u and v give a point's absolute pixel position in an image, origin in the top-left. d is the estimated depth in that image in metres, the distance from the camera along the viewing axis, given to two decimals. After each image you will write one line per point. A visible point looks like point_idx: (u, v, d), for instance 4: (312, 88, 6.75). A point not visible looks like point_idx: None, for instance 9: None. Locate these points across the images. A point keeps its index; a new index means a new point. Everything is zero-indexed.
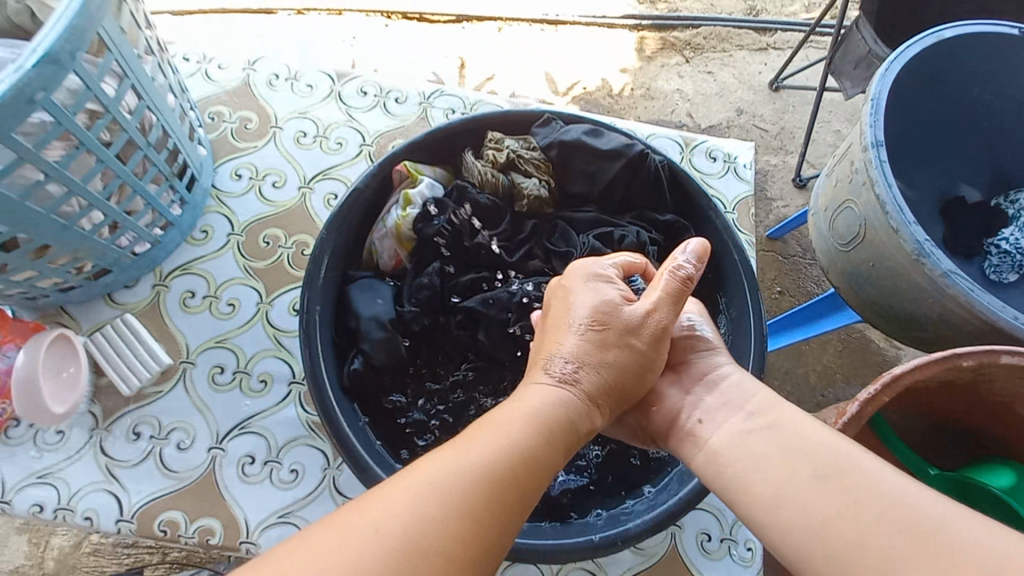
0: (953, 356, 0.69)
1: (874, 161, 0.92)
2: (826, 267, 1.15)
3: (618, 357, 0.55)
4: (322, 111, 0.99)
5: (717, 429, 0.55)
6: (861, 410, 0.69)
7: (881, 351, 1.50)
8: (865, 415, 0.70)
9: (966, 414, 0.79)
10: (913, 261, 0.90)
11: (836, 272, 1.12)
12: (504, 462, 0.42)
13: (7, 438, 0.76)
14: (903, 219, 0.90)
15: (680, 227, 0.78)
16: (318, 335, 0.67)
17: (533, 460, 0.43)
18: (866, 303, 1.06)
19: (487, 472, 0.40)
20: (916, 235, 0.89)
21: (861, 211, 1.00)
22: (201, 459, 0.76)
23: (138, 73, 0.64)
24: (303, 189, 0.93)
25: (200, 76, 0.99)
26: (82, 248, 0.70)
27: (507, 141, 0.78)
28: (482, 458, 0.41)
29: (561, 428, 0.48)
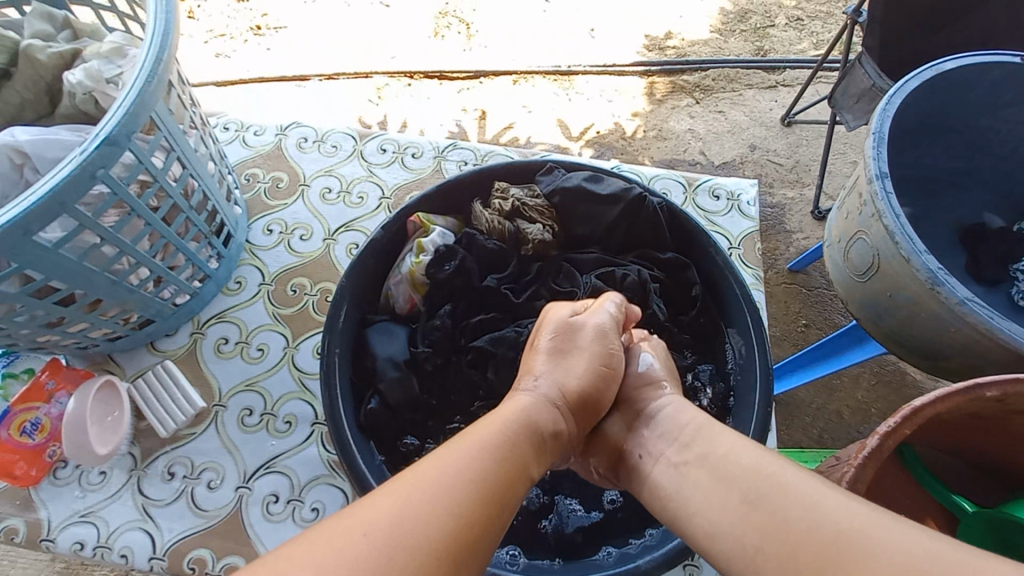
0: (977, 387, 0.67)
1: (880, 193, 0.94)
2: (844, 298, 1.14)
3: (579, 368, 0.63)
4: (345, 168, 1.07)
5: (661, 466, 0.56)
6: (881, 443, 0.67)
7: (915, 382, 1.45)
8: (886, 449, 0.68)
9: (1002, 446, 0.76)
10: (928, 290, 0.89)
11: (854, 303, 1.11)
12: (477, 466, 0.45)
13: (56, 479, 0.82)
14: (914, 249, 0.90)
15: (681, 264, 0.81)
16: (337, 373, 0.72)
17: (505, 461, 0.47)
18: (886, 333, 1.05)
19: (463, 477, 0.43)
20: (928, 264, 0.89)
21: (872, 242, 1.01)
22: (229, 498, 0.81)
23: (183, 147, 0.73)
24: (327, 240, 1.00)
25: (238, 141, 1.10)
26: (130, 301, 0.77)
27: (512, 190, 0.83)
28: (457, 464, 0.44)
29: (531, 439, 0.52)
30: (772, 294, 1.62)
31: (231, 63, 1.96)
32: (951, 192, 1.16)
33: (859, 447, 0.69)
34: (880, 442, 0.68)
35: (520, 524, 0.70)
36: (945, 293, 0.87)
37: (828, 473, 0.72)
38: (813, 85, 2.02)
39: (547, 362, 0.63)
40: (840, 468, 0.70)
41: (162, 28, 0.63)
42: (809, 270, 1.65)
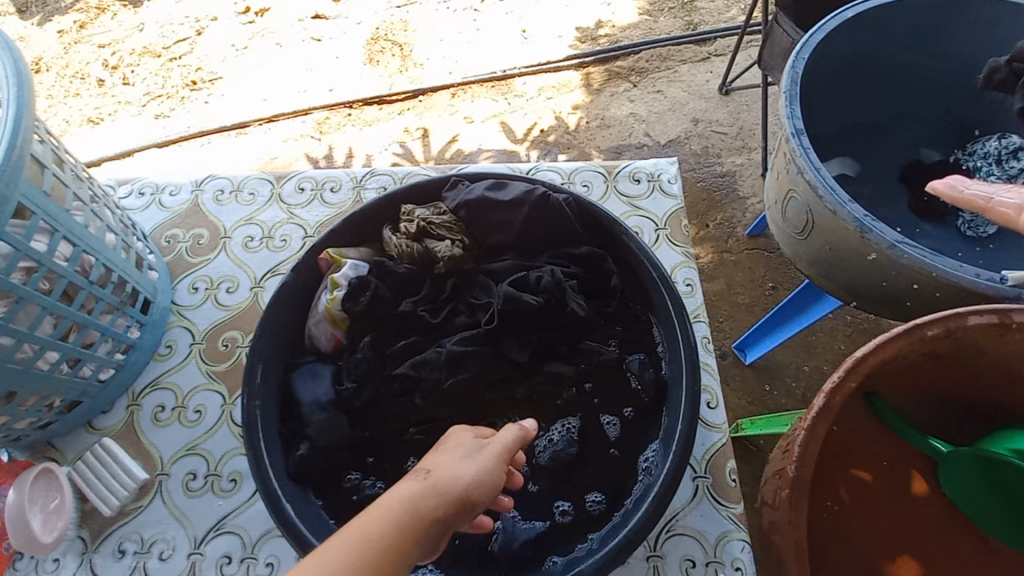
0: (914, 329, 0.67)
1: (797, 150, 0.93)
2: (792, 257, 1.13)
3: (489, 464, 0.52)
4: (266, 214, 1.06)
5: None
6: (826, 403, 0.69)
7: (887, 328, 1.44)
8: (835, 404, 0.70)
9: (970, 382, 0.75)
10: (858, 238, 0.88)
11: (802, 260, 1.10)
12: (398, 527, 0.41)
13: (15, 571, 0.80)
14: (838, 199, 0.90)
15: (596, 257, 0.80)
16: (259, 426, 0.71)
17: (426, 519, 0.43)
18: (835, 285, 1.04)
19: (372, 540, 0.40)
20: (854, 213, 0.89)
21: (804, 198, 1.00)
22: (182, 567, 0.79)
23: (70, 225, 0.72)
24: (255, 288, 0.99)
25: (155, 205, 1.08)
26: (46, 387, 0.76)
27: (417, 211, 0.82)
28: (377, 525, 0.41)
29: (462, 490, 0.48)
30: (735, 262, 1.61)
31: (170, 123, 1.95)
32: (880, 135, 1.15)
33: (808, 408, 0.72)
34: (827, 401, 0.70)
35: (467, 545, 0.69)
36: (874, 238, 0.86)
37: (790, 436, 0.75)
38: (745, 50, 2.03)
39: (448, 455, 0.51)
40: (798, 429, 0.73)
41: (13, 113, 0.62)
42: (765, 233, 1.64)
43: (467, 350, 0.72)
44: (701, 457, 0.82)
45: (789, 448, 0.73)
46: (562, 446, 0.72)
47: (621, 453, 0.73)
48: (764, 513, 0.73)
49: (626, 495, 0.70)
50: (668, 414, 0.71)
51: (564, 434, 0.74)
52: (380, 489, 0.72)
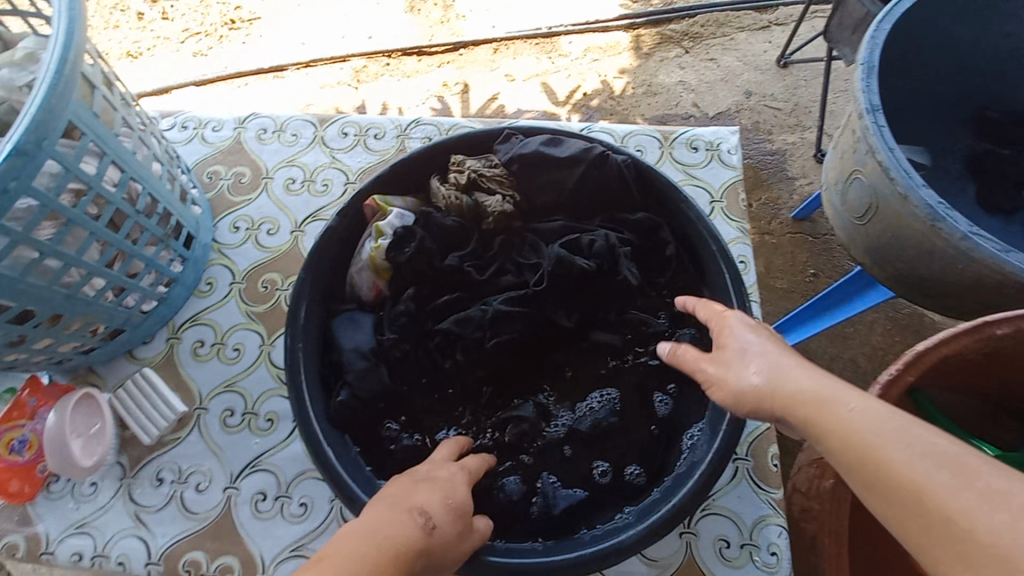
0: (983, 327, 0.68)
1: (872, 127, 0.86)
2: (847, 243, 1.08)
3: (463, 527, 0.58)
4: (308, 156, 1.04)
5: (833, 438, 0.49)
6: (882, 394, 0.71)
7: (932, 325, 1.38)
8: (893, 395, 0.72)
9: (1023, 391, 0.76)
10: (928, 227, 0.82)
11: (859, 247, 1.04)
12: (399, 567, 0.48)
13: (50, 494, 0.83)
14: (912, 183, 0.83)
15: (652, 225, 0.76)
16: (302, 368, 0.71)
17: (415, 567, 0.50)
18: (892, 275, 0.99)
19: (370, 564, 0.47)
20: (927, 199, 0.82)
21: (871, 181, 0.94)
22: (218, 499, 0.81)
23: (118, 150, 0.70)
24: (295, 232, 0.98)
25: (197, 140, 1.07)
26: (91, 313, 0.76)
27: (468, 162, 0.79)
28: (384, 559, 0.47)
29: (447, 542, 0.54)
30: (776, 245, 1.55)
31: (207, 62, 1.92)
32: (960, 119, 1.06)
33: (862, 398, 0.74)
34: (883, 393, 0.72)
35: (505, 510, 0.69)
36: (947, 228, 0.80)
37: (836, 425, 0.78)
38: (808, 20, 1.89)
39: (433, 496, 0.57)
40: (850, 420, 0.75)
41: (64, 29, 0.60)
42: (813, 217, 1.57)
43: (514, 311, 0.70)
44: (744, 439, 0.80)
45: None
46: (603, 415, 0.71)
47: (662, 429, 0.71)
48: (796, 499, 0.75)
49: (665, 472, 0.69)
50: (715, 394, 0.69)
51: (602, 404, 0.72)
52: (419, 441, 0.72)
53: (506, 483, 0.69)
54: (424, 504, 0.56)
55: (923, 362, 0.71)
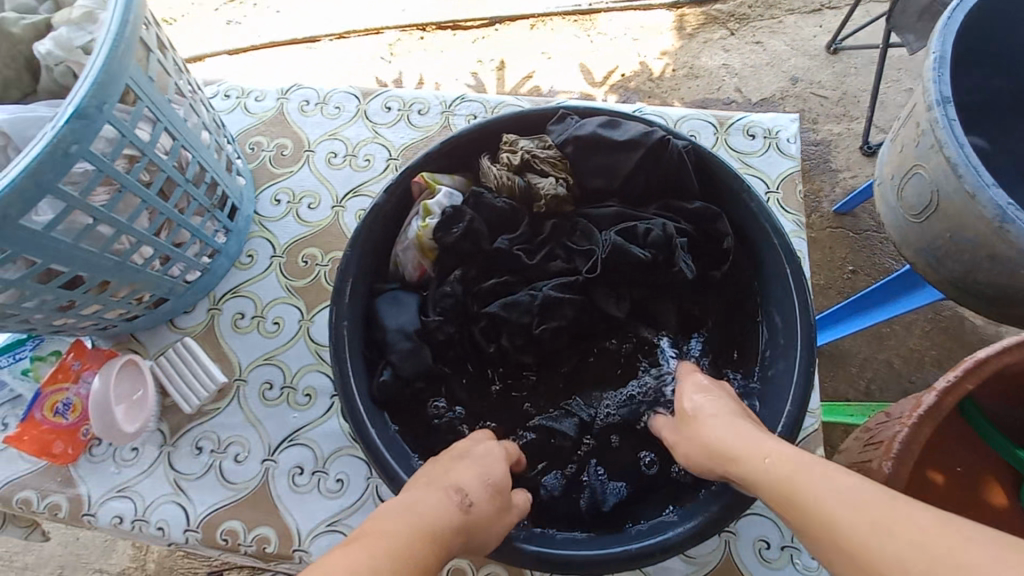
0: None
1: (941, 121, 0.81)
2: (898, 243, 1.01)
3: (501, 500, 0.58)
4: (350, 130, 1.02)
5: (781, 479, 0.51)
6: (938, 400, 0.73)
7: (975, 331, 1.32)
8: (944, 406, 0.73)
9: None
10: (995, 230, 0.78)
11: (910, 247, 0.98)
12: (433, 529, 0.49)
13: (92, 456, 0.84)
14: (980, 181, 0.78)
15: (711, 214, 0.72)
16: (346, 345, 0.70)
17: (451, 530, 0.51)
18: (947, 278, 0.93)
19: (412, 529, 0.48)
20: (997, 200, 0.77)
21: (932, 177, 0.88)
22: (256, 471, 0.81)
23: (171, 117, 0.69)
24: (336, 208, 0.96)
25: (239, 110, 1.05)
26: (139, 280, 0.76)
27: (521, 142, 0.76)
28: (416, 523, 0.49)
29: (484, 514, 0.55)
30: (816, 240, 1.50)
31: (241, 30, 1.90)
32: None
33: (917, 405, 0.75)
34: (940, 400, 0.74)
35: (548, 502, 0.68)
36: (1015, 233, 0.75)
37: (886, 430, 0.79)
38: (863, 4, 1.80)
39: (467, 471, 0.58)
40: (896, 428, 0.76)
41: None
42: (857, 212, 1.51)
43: (565, 298, 0.68)
44: None
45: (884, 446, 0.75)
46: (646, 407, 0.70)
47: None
48: None
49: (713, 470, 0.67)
50: (770, 392, 0.66)
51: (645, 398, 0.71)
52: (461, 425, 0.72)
53: (546, 479, 0.69)
54: (460, 481, 0.57)
55: (984, 370, 0.73)
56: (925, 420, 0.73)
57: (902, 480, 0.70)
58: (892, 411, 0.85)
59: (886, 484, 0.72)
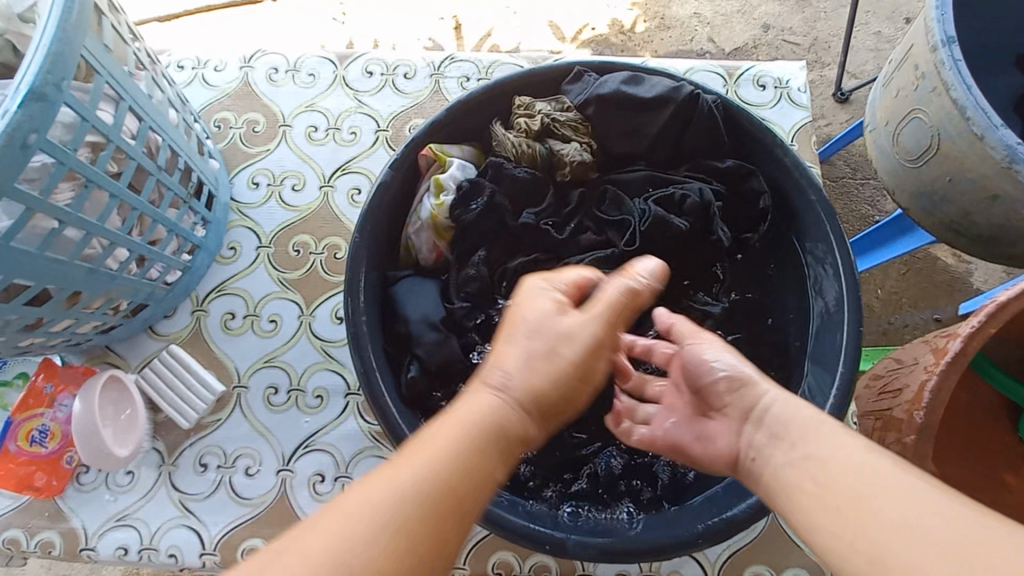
0: None
1: (946, 62, 0.72)
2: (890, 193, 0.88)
3: (555, 375, 0.47)
4: (329, 100, 0.91)
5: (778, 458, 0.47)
6: (964, 347, 0.73)
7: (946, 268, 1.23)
8: (970, 350, 0.74)
9: None
10: (1001, 171, 0.70)
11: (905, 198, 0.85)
12: (468, 445, 0.42)
13: (81, 485, 0.75)
14: (988, 122, 0.70)
15: (744, 172, 0.69)
16: (367, 340, 0.63)
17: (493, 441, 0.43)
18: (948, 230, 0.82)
19: (449, 450, 0.41)
20: (1004, 138, 0.69)
21: (936, 117, 0.75)
22: (272, 483, 0.75)
23: (134, 94, 0.59)
24: (324, 188, 0.87)
25: (198, 83, 0.93)
26: (115, 287, 0.66)
27: (538, 105, 0.70)
28: (447, 445, 0.41)
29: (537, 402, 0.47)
30: None
31: None
32: None
33: (939, 354, 0.75)
34: (965, 347, 0.74)
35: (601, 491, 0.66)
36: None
37: (910, 375, 0.80)
38: None
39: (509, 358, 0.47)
40: (920, 375, 0.78)
41: None
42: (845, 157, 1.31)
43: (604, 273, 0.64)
44: None
45: (912, 396, 0.77)
46: None
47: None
48: None
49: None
50: (818, 356, 0.64)
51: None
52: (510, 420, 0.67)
53: (600, 460, 0.67)
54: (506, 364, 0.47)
55: (1004, 313, 0.74)
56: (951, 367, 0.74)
57: (935, 431, 0.72)
58: (904, 355, 0.85)
59: (919, 433, 0.74)
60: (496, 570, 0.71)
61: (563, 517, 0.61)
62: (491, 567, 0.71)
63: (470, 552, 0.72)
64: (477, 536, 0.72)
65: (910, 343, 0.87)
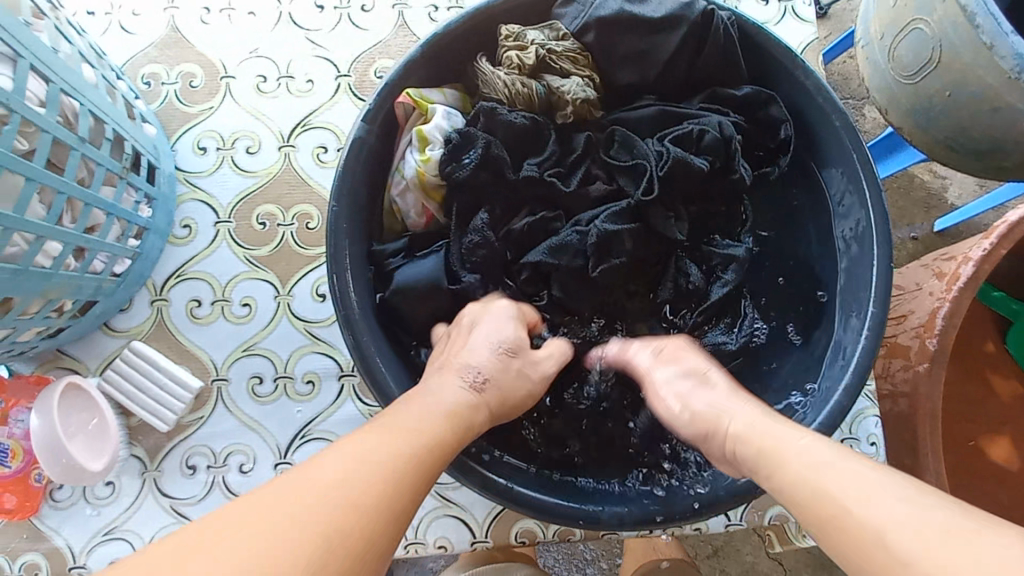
0: None
1: None
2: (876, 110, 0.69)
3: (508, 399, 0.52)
4: (275, 42, 0.78)
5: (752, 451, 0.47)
6: (976, 271, 0.68)
7: (923, 187, 0.96)
8: (981, 275, 0.68)
9: None
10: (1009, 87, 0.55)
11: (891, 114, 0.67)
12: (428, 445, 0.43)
13: (56, 503, 0.68)
14: (1000, 29, 0.55)
15: (763, 100, 0.62)
16: (361, 321, 0.56)
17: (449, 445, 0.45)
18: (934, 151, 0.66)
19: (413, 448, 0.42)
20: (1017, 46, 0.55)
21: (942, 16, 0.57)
22: (271, 478, 0.69)
23: (34, 48, 0.47)
24: (284, 148, 0.76)
25: (114, 30, 0.78)
26: (53, 287, 0.56)
27: (529, 34, 0.60)
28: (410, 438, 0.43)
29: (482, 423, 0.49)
30: None
31: None
32: None
33: (949, 279, 0.70)
34: (976, 271, 0.68)
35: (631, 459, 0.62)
36: None
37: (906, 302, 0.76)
38: None
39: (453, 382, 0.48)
40: (928, 303, 0.72)
41: None
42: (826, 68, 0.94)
43: (621, 227, 0.58)
44: None
45: (921, 322, 0.71)
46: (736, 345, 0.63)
47: (801, 346, 0.62)
48: None
49: (802, 373, 0.61)
50: (849, 291, 0.60)
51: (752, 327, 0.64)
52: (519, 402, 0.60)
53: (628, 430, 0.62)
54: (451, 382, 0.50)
55: (1015, 233, 0.68)
56: (963, 296, 0.68)
57: (950, 357, 0.67)
58: (903, 281, 0.79)
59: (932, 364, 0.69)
60: (519, 539, 0.69)
61: (592, 490, 0.58)
62: (514, 537, 0.69)
63: (491, 523, 0.69)
64: (496, 509, 0.69)
65: (905, 267, 0.81)
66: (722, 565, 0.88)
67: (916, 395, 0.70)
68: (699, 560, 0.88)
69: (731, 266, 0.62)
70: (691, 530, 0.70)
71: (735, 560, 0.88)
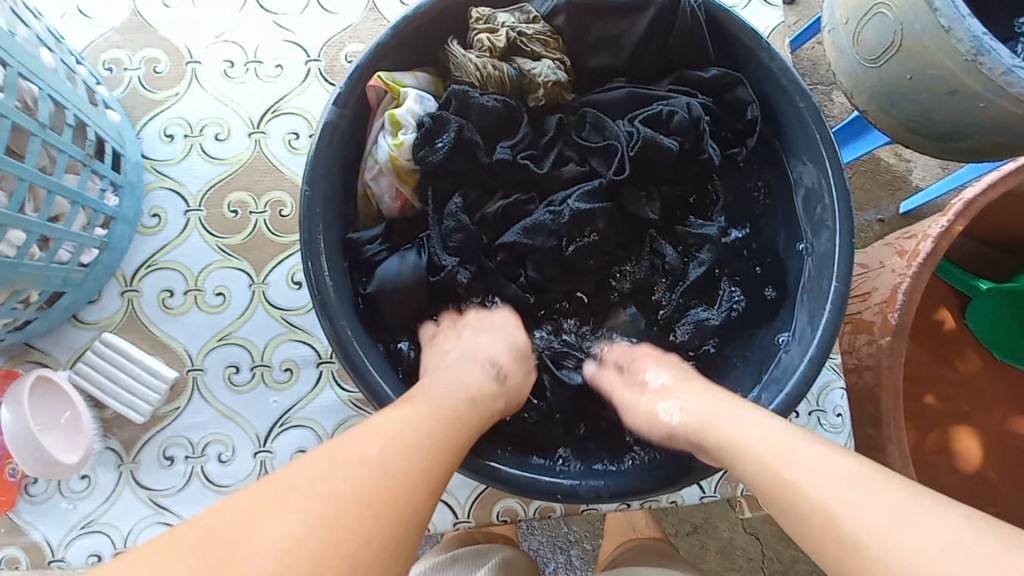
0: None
1: None
2: (844, 92, 0.70)
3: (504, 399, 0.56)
4: (242, 27, 0.77)
5: (721, 424, 0.49)
6: (935, 248, 0.70)
7: (888, 169, 0.99)
8: (939, 250, 0.71)
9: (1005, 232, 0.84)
10: (966, 68, 0.57)
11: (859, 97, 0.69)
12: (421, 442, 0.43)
13: (31, 497, 0.67)
14: (957, 12, 0.56)
15: (729, 82, 0.63)
16: (337, 308, 0.56)
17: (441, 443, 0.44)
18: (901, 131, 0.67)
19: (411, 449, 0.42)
20: (972, 28, 0.56)
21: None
22: (250, 466, 0.69)
23: None
24: (254, 135, 0.75)
25: (73, 14, 0.75)
26: (18, 278, 0.55)
27: (499, 16, 0.60)
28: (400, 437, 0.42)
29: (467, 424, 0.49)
30: None
31: None
32: None
33: (909, 257, 0.72)
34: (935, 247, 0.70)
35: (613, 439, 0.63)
36: (989, 70, 0.56)
37: (869, 279, 0.79)
38: None
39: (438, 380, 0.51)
40: (889, 279, 0.74)
41: None
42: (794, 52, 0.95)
43: (593, 207, 0.59)
44: None
45: (883, 298, 0.74)
46: (723, 320, 0.65)
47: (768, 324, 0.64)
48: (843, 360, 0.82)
49: (770, 349, 0.63)
50: (812, 270, 0.62)
51: (731, 303, 0.65)
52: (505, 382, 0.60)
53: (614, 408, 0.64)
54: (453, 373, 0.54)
55: (971, 210, 0.71)
56: (922, 272, 0.71)
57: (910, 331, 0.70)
58: (867, 259, 0.81)
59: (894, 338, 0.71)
60: (501, 517, 0.70)
61: (574, 466, 0.59)
62: (496, 516, 0.70)
63: (473, 504, 0.70)
64: (477, 489, 0.70)
65: (873, 245, 0.83)
66: (701, 541, 0.91)
67: (879, 368, 0.73)
68: (678, 537, 0.90)
69: (706, 246, 0.64)
70: (667, 502, 0.72)
71: (713, 536, 0.91)
